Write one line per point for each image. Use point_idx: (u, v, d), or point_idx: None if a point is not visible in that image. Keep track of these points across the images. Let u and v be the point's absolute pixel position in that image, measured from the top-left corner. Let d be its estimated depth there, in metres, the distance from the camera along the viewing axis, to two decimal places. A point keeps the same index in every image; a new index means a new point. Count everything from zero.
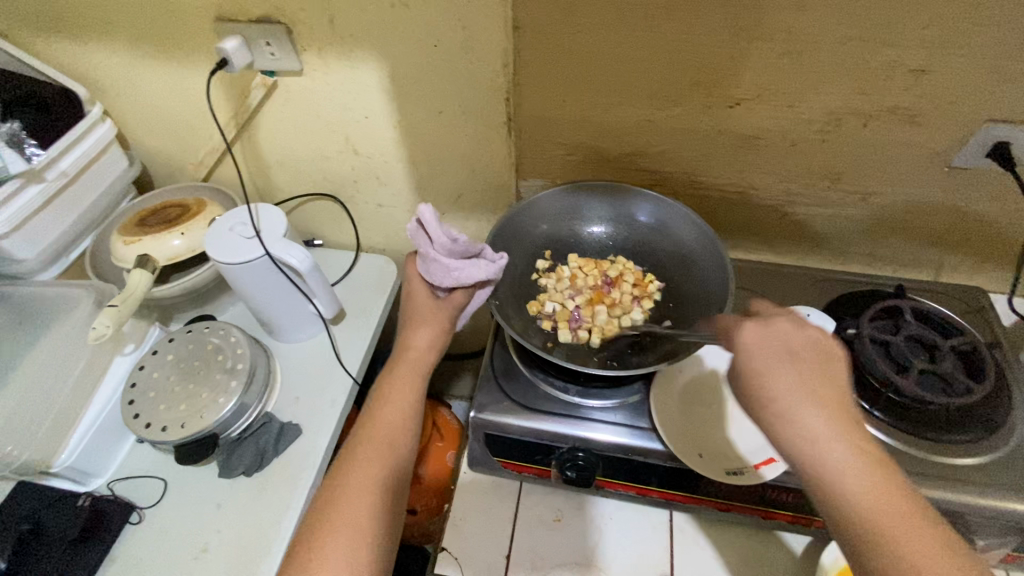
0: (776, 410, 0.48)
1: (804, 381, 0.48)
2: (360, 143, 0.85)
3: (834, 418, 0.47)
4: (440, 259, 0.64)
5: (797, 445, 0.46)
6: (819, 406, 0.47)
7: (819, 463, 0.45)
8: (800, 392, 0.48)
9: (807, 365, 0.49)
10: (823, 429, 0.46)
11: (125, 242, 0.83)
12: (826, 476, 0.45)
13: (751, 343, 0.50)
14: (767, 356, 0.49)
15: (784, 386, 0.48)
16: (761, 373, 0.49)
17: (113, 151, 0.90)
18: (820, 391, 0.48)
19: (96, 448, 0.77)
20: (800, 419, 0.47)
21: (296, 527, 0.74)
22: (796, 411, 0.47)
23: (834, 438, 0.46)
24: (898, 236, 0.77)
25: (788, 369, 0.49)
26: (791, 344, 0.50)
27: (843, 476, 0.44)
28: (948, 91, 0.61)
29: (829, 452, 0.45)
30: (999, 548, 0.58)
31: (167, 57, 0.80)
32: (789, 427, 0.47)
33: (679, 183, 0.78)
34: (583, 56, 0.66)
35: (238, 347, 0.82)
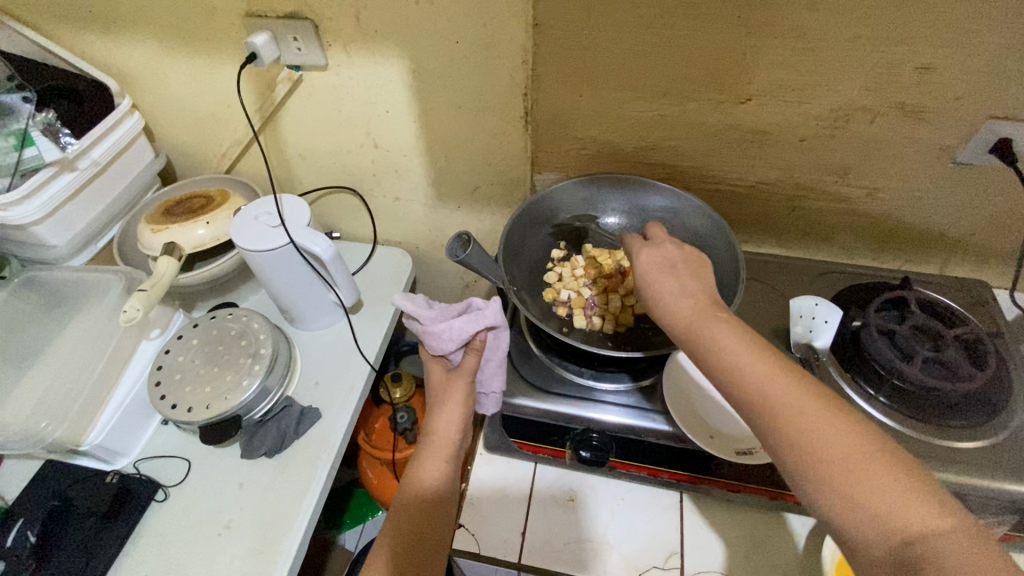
0: (663, 305, 0.52)
1: (681, 283, 0.53)
2: (380, 137, 0.88)
3: (706, 306, 0.51)
4: (433, 327, 0.66)
5: (679, 329, 0.50)
6: (694, 299, 0.51)
7: (700, 338, 0.48)
8: (679, 291, 0.52)
9: (684, 271, 0.54)
10: (698, 312, 0.50)
11: (152, 230, 0.86)
12: (709, 347, 0.47)
13: (643, 258, 0.56)
14: (653, 265, 0.55)
15: (665, 287, 0.53)
16: (650, 280, 0.55)
17: (141, 142, 0.93)
18: (697, 291, 0.53)
19: (124, 428, 0.80)
20: (681, 310, 0.51)
21: (316, 506, 0.77)
22: (675, 304, 0.52)
23: (710, 319, 0.49)
24: (904, 231, 0.80)
25: (670, 276, 0.54)
26: (669, 259, 0.56)
27: (722, 344, 0.47)
28: (953, 88, 0.63)
29: (707, 328, 0.48)
30: (996, 527, 0.60)
31: (196, 52, 0.83)
32: (672, 318, 0.51)
33: (691, 177, 0.80)
34: (599, 53, 0.68)
35: (261, 333, 0.84)
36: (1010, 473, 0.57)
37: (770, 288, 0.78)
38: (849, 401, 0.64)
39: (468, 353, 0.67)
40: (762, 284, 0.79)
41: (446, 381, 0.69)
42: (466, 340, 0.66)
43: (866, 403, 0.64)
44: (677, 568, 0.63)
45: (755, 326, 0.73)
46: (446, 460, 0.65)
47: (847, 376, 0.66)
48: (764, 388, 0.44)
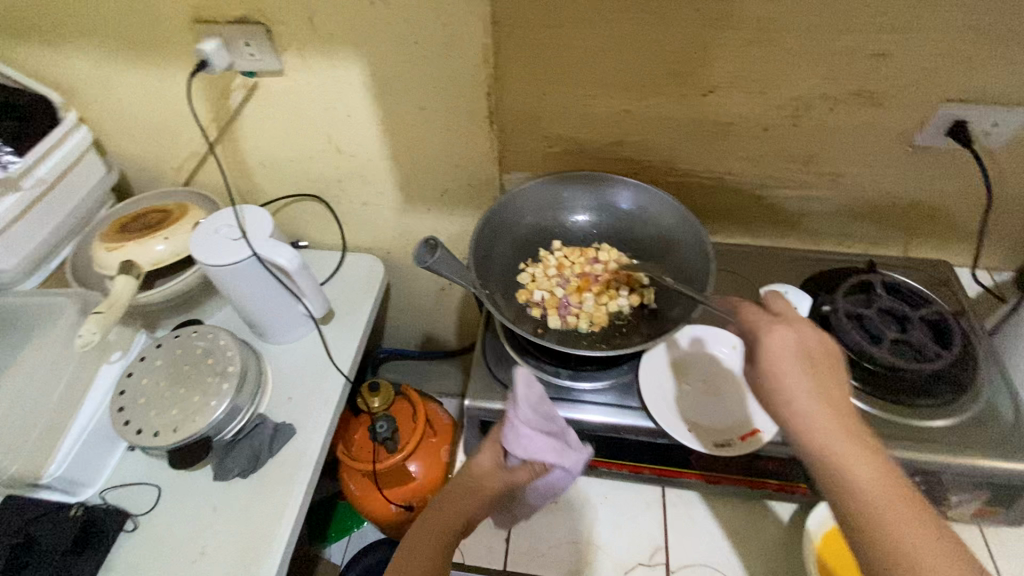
0: (792, 406, 0.48)
1: (815, 381, 0.49)
2: (343, 142, 0.86)
3: (843, 419, 0.48)
4: (520, 430, 0.57)
5: (809, 435, 0.47)
6: (830, 408, 0.48)
7: (834, 463, 0.46)
8: (814, 393, 0.48)
9: (819, 369, 0.50)
10: (833, 425, 0.47)
11: (107, 249, 0.83)
12: (840, 471, 0.45)
13: (774, 343, 0.51)
14: (785, 355, 0.50)
15: (797, 387, 0.49)
16: (778, 370, 0.50)
17: (89, 158, 0.89)
18: (831, 394, 0.49)
19: (88, 457, 0.76)
20: (812, 417, 0.48)
21: (295, 525, 0.75)
22: (808, 408, 0.48)
23: (845, 439, 0.47)
24: (867, 215, 0.81)
25: (804, 374, 0.49)
26: (806, 347, 0.51)
27: (855, 472, 0.45)
28: (907, 73, 0.64)
29: (843, 451, 0.46)
30: (970, 503, 0.61)
31: (144, 61, 0.80)
32: (802, 420, 0.48)
33: (659, 171, 0.80)
34: (560, 48, 0.68)
35: (228, 350, 0.81)
36: (978, 449, 0.59)
37: (741, 278, 0.78)
38: None
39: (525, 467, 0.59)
40: (733, 274, 0.79)
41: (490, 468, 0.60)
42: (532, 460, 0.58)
43: None
44: (663, 564, 0.63)
45: None
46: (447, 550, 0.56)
47: None
48: (897, 528, 0.42)
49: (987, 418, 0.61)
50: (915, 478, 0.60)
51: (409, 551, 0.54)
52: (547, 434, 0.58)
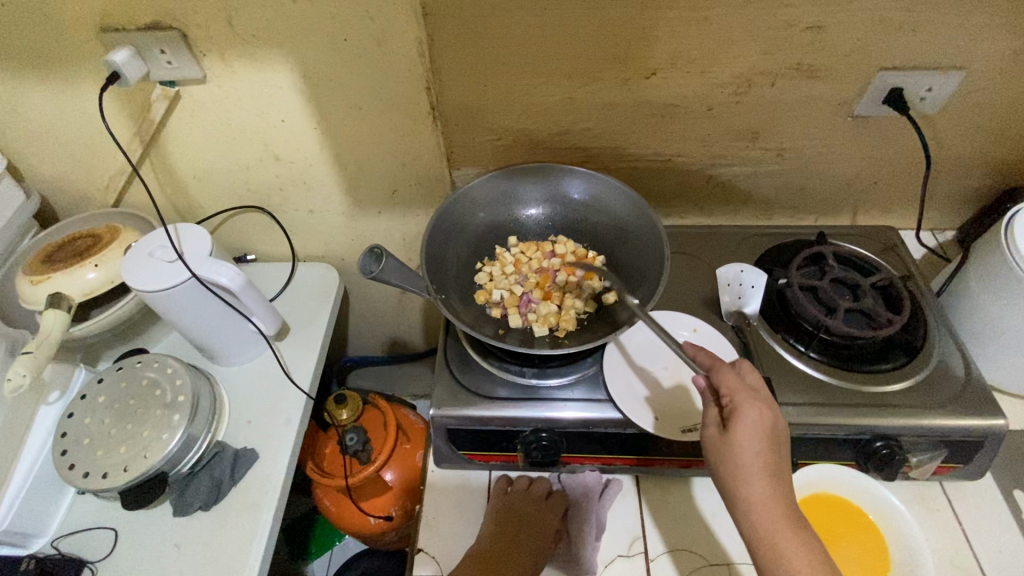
0: (751, 488, 0.49)
1: (774, 466, 0.50)
2: (280, 149, 0.82)
3: (791, 505, 0.50)
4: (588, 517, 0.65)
5: (758, 516, 0.49)
6: (783, 494, 0.50)
7: (777, 549, 0.48)
8: (771, 477, 0.50)
9: (779, 452, 0.51)
10: (781, 510, 0.49)
11: (32, 282, 0.77)
12: (778, 555, 0.48)
13: (748, 422, 0.51)
14: (755, 438, 0.50)
15: (761, 469, 0.49)
16: (745, 451, 0.50)
17: (6, 182, 0.83)
18: (784, 478, 0.51)
19: (33, 507, 0.71)
20: (766, 501, 0.49)
21: (264, 553, 0.72)
22: (764, 492, 0.49)
23: (789, 520, 0.49)
24: (815, 187, 0.82)
25: (766, 454, 0.50)
26: (775, 431, 0.52)
27: (790, 556, 0.48)
28: (842, 44, 0.64)
29: (785, 540, 0.48)
30: (930, 462, 0.62)
31: (51, 75, 0.74)
32: (757, 503, 0.49)
33: (609, 157, 0.79)
34: (497, 38, 0.65)
35: (176, 378, 0.76)
36: (932, 410, 0.61)
37: (698, 259, 0.78)
38: (783, 360, 0.66)
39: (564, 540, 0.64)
40: (690, 256, 0.79)
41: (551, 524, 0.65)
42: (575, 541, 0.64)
43: (799, 361, 0.65)
44: (642, 552, 0.63)
45: (688, 298, 0.74)
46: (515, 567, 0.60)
47: (778, 336, 0.68)
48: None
49: (937, 378, 0.63)
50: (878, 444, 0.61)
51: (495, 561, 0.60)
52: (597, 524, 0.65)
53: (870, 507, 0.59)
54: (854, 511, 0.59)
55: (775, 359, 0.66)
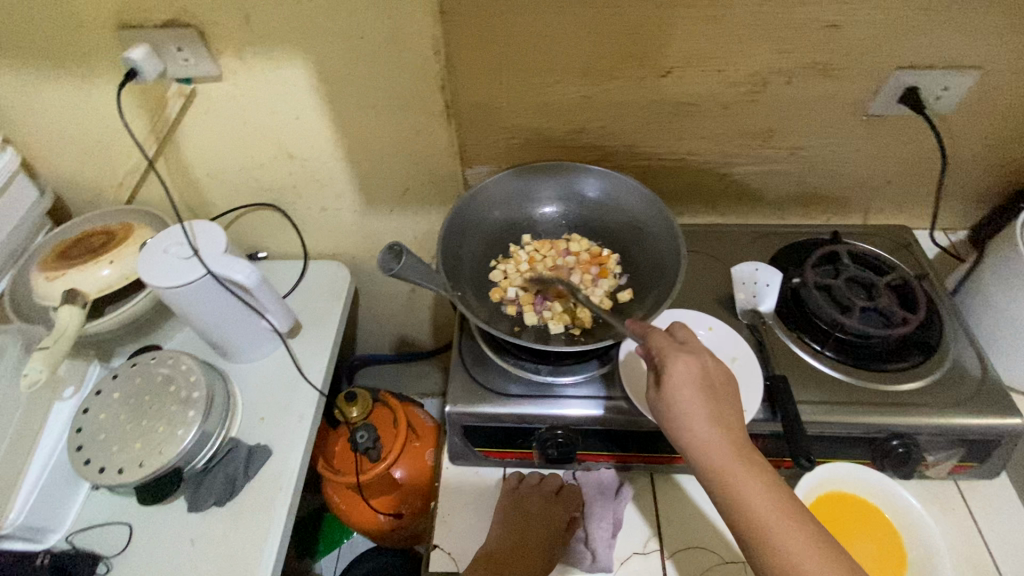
0: (695, 437, 0.50)
1: (713, 414, 0.50)
2: (294, 147, 0.82)
3: (738, 445, 0.50)
4: (607, 515, 0.66)
5: (708, 463, 0.49)
6: (728, 436, 0.50)
7: (733, 492, 0.49)
8: (712, 422, 0.50)
9: (717, 396, 0.51)
10: (729, 452, 0.49)
11: (46, 279, 0.77)
12: (736, 502, 0.48)
13: (679, 373, 0.51)
14: (690, 386, 0.51)
15: (698, 420, 0.50)
16: (682, 402, 0.50)
17: (21, 181, 0.83)
18: (727, 419, 0.51)
19: (48, 502, 0.71)
20: (712, 447, 0.49)
21: (278, 551, 0.72)
22: (708, 439, 0.50)
23: (740, 463, 0.49)
24: (828, 186, 0.82)
25: (703, 402, 0.51)
26: (708, 375, 0.52)
27: (750, 498, 0.48)
28: (859, 43, 0.65)
29: (738, 484, 0.48)
30: (945, 461, 0.63)
31: (68, 73, 0.74)
32: (704, 451, 0.49)
33: (622, 156, 0.79)
34: (513, 36, 0.65)
35: (191, 374, 0.77)
36: (948, 408, 0.61)
37: (711, 257, 0.78)
38: (798, 358, 0.66)
39: (579, 539, 0.65)
40: (703, 255, 0.79)
41: (563, 521, 0.65)
42: (592, 538, 0.64)
43: (814, 359, 0.65)
44: (657, 550, 0.63)
45: (703, 297, 0.74)
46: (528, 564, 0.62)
47: (793, 335, 0.68)
48: (782, 539, 0.47)
49: (954, 377, 0.63)
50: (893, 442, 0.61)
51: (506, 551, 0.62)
52: (614, 523, 0.65)
53: (886, 505, 0.59)
54: (868, 509, 0.59)
55: (790, 357, 0.66)
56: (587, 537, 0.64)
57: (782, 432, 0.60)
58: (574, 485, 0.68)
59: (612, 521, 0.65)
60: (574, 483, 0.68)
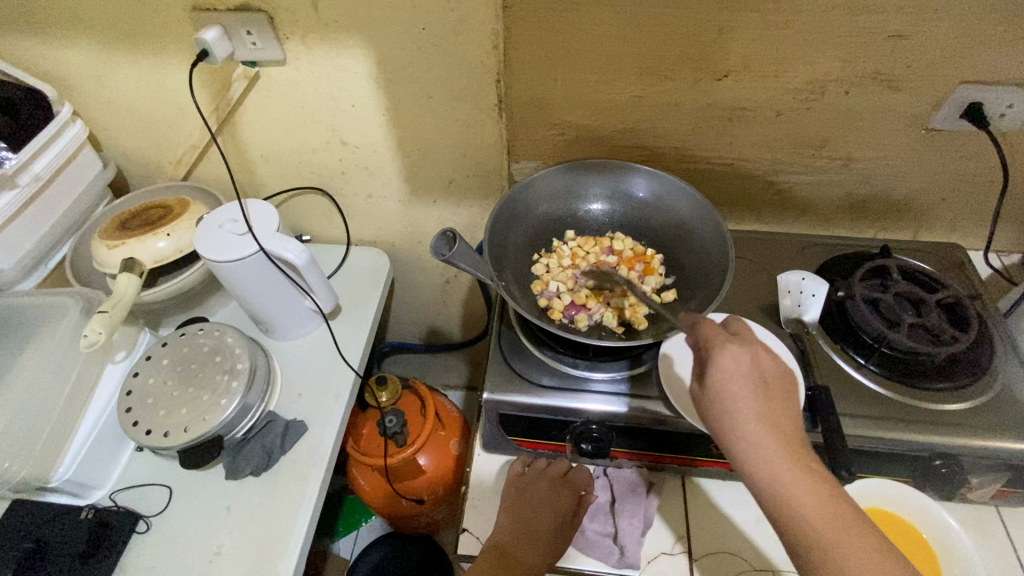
0: (741, 435, 0.48)
1: (762, 408, 0.48)
2: (347, 133, 0.84)
3: (788, 443, 0.48)
4: (636, 516, 0.65)
5: (753, 459, 0.47)
6: (778, 435, 0.48)
7: (781, 491, 0.47)
8: (761, 420, 0.48)
9: (768, 392, 0.49)
10: (778, 451, 0.47)
11: (108, 246, 0.80)
12: (783, 499, 0.46)
13: (725, 368, 0.49)
14: (736, 382, 0.49)
15: (746, 412, 0.48)
16: (730, 398, 0.48)
17: (86, 152, 0.86)
18: (778, 418, 0.49)
19: (95, 460, 0.74)
20: (760, 446, 0.47)
21: (310, 522, 0.73)
22: (754, 436, 0.48)
23: (788, 459, 0.47)
24: (878, 200, 0.81)
25: (751, 396, 0.49)
26: (759, 372, 0.49)
27: (796, 495, 0.46)
28: (924, 55, 0.64)
29: (786, 480, 0.47)
30: (989, 485, 0.61)
31: (141, 51, 0.77)
32: (750, 450, 0.48)
33: (671, 158, 0.79)
34: (572, 32, 0.66)
35: (236, 347, 0.79)
36: (998, 431, 0.59)
37: (754, 264, 0.78)
38: (841, 371, 0.65)
39: (606, 537, 0.64)
40: (746, 261, 0.78)
41: (571, 503, 0.66)
42: (620, 539, 0.64)
43: (858, 373, 0.65)
44: (683, 552, 0.63)
45: (744, 303, 0.73)
46: (540, 545, 0.63)
47: (837, 346, 0.67)
48: (832, 541, 0.45)
49: (1004, 400, 0.62)
50: (936, 462, 0.60)
51: (517, 531, 0.63)
52: (642, 525, 0.64)
53: (928, 528, 0.57)
54: (910, 531, 0.58)
55: (832, 369, 0.65)
56: (616, 537, 0.64)
57: (822, 442, 0.59)
58: (584, 472, 0.68)
59: (641, 523, 0.64)
60: (583, 470, 0.68)
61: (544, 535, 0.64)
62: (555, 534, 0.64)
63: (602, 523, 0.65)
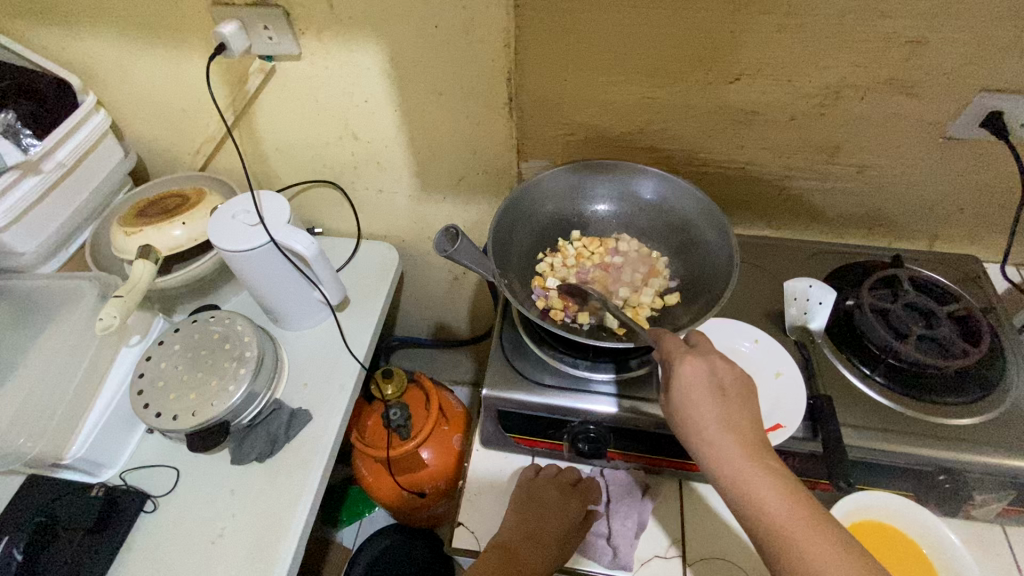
0: (704, 439, 0.50)
1: (722, 412, 0.50)
2: (360, 128, 0.85)
3: (751, 447, 0.49)
4: (633, 519, 0.65)
5: (715, 461, 0.49)
6: (740, 440, 0.49)
7: (744, 493, 0.47)
8: (723, 424, 0.50)
9: (728, 397, 0.51)
10: (743, 453, 0.49)
11: (126, 233, 0.82)
12: (749, 500, 0.47)
13: (685, 374, 0.51)
14: (695, 387, 0.51)
15: (706, 415, 0.50)
16: (690, 404, 0.51)
17: (108, 141, 0.89)
18: (741, 423, 0.50)
19: (107, 440, 0.76)
20: (722, 451, 0.49)
21: (311, 510, 0.75)
22: (716, 440, 0.49)
23: (750, 461, 0.48)
24: (892, 208, 0.79)
25: (710, 401, 0.51)
26: (719, 379, 0.52)
27: (762, 498, 0.47)
28: (944, 61, 0.62)
29: (749, 481, 0.47)
30: (995, 503, 0.60)
31: (162, 43, 0.79)
32: (713, 454, 0.49)
33: (680, 160, 0.79)
34: (582, 33, 0.66)
35: (245, 335, 0.81)
36: (1006, 448, 0.58)
37: (762, 270, 0.77)
38: (846, 381, 0.64)
39: (602, 538, 0.65)
40: (754, 266, 0.78)
41: (579, 512, 0.65)
42: (615, 539, 0.64)
43: (863, 383, 0.64)
44: (678, 556, 0.63)
45: (750, 308, 0.73)
46: (546, 549, 0.62)
47: (841, 355, 0.66)
48: (804, 545, 0.45)
49: (1015, 417, 0.60)
50: (940, 477, 0.59)
51: (524, 532, 0.63)
52: (638, 531, 0.64)
53: (926, 543, 0.56)
54: (905, 543, 0.57)
55: (837, 379, 0.65)
56: (610, 537, 0.64)
57: (822, 453, 0.58)
58: (592, 481, 0.68)
59: (638, 527, 0.65)
60: (592, 479, 0.68)
61: (550, 539, 0.63)
62: (559, 540, 0.64)
63: (599, 525, 0.65)
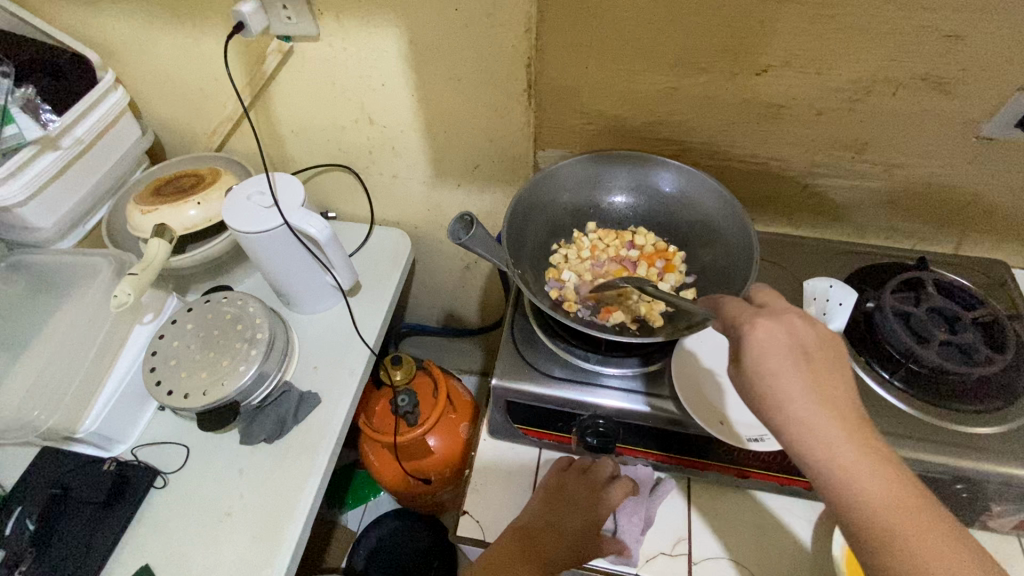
0: (792, 413, 0.43)
1: (810, 381, 0.44)
2: (376, 112, 0.84)
3: (843, 419, 0.44)
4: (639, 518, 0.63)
5: (807, 438, 0.43)
6: (831, 412, 0.44)
7: (841, 471, 0.42)
8: (813, 395, 0.44)
9: (815, 363, 0.45)
10: (836, 428, 0.43)
11: (141, 211, 0.82)
12: (844, 482, 0.42)
13: (762, 342, 0.45)
14: (775, 354, 0.45)
15: (793, 386, 0.44)
16: (773, 375, 0.44)
17: (126, 119, 0.89)
18: (831, 392, 0.44)
19: (119, 415, 0.77)
20: (815, 426, 0.43)
21: (317, 493, 0.75)
22: (808, 413, 0.43)
23: (845, 435, 0.43)
24: (918, 209, 0.77)
25: (795, 369, 0.45)
26: (800, 343, 0.46)
27: (856, 476, 0.42)
28: (983, 57, 0.60)
29: (844, 459, 0.42)
30: (1013, 514, 0.59)
31: (181, 21, 0.79)
32: (805, 429, 0.43)
33: (702, 153, 0.77)
34: (606, 19, 0.64)
35: (257, 317, 0.81)
36: None
37: (780, 268, 0.76)
38: (863, 384, 0.63)
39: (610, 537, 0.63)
40: (772, 265, 0.76)
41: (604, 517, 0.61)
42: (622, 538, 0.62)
43: (881, 387, 0.62)
44: (685, 553, 0.63)
45: None
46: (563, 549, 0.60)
47: (860, 358, 0.65)
48: (900, 527, 0.41)
49: None
50: (957, 485, 0.58)
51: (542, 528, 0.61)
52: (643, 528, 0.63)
53: None
54: None
55: (854, 383, 0.63)
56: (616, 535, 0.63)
57: None
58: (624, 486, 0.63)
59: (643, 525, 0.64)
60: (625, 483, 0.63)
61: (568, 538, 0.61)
62: (580, 542, 0.61)
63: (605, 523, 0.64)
